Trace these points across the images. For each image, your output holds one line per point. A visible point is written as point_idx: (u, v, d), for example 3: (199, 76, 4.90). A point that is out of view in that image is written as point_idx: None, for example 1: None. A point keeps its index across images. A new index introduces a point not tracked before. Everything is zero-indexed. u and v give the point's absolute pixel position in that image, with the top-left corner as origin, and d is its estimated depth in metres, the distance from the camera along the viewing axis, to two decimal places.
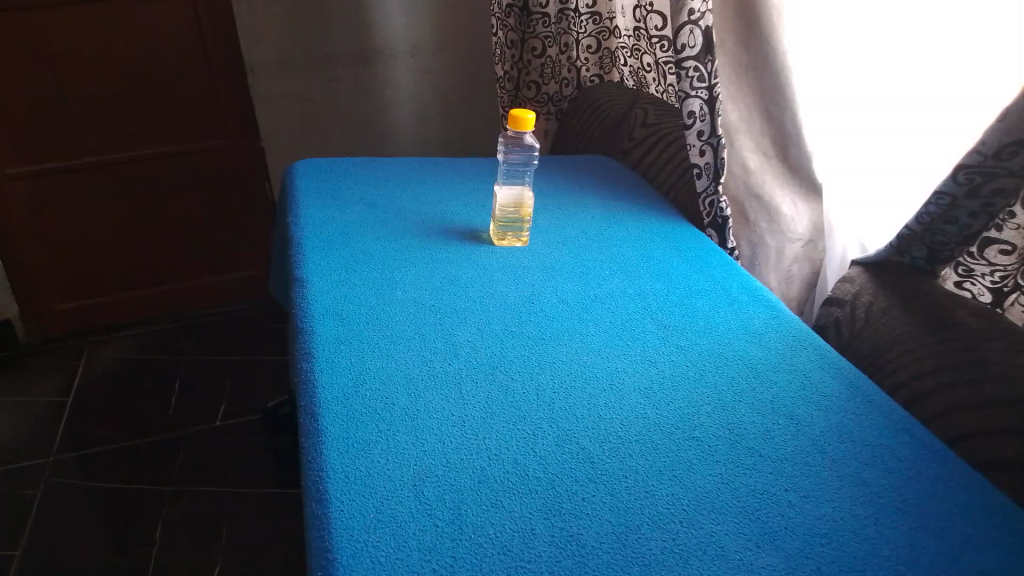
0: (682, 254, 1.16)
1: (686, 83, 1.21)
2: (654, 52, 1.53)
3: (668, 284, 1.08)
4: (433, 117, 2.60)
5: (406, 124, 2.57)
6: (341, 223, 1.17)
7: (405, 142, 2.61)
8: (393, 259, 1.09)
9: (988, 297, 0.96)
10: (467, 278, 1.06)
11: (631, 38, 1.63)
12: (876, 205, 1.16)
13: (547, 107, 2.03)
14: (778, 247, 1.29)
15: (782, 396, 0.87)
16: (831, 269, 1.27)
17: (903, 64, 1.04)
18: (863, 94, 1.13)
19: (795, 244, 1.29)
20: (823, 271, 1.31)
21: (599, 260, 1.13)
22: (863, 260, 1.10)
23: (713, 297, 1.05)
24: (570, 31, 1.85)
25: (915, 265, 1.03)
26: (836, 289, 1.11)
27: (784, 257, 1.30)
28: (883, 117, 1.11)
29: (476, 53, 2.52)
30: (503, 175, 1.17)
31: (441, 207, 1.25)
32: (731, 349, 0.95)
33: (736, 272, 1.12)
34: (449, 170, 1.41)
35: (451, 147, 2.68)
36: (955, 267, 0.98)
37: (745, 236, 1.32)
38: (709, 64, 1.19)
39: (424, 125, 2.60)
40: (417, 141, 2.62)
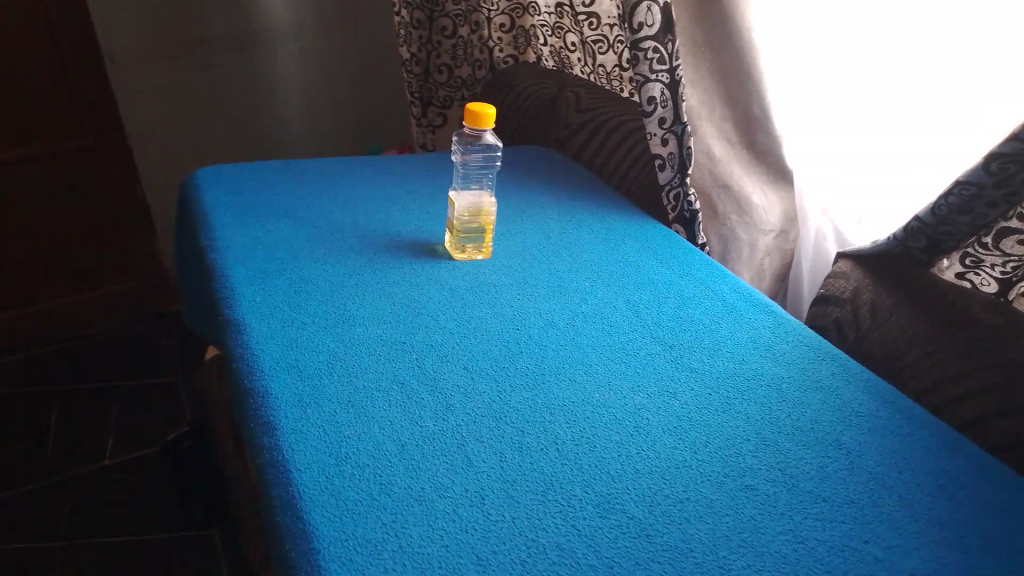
0: (662, 259, 1.05)
1: (643, 66, 1.09)
2: (580, 31, 1.40)
3: (658, 295, 0.97)
4: (324, 104, 2.37)
5: (296, 112, 2.33)
6: (268, 245, 0.98)
7: (296, 133, 2.37)
8: (339, 287, 0.92)
9: (995, 288, 0.87)
10: (434, 305, 0.90)
11: (553, 15, 1.49)
12: (854, 193, 1.07)
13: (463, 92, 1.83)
14: (750, 241, 1.19)
15: (820, 421, 0.77)
16: (807, 260, 1.18)
17: (875, 45, 0.95)
18: (831, 79, 1.03)
19: (767, 236, 1.19)
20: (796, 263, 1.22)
21: (575, 272, 1.00)
22: (854, 253, 1.02)
23: (710, 306, 0.95)
24: (482, 8, 1.66)
25: (910, 256, 0.93)
26: (830, 286, 1.03)
27: (756, 251, 1.20)
28: (856, 102, 1.01)
29: (369, 32, 2.32)
30: (460, 180, 1.02)
31: (378, 221, 1.08)
32: (749, 367, 0.85)
33: (723, 275, 1.02)
34: (379, 173, 1.23)
35: (348, 137, 2.47)
36: (960, 257, 0.90)
37: (714, 230, 1.21)
38: (669, 44, 1.08)
39: (316, 114, 2.37)
40: (309, 132, 2.39)
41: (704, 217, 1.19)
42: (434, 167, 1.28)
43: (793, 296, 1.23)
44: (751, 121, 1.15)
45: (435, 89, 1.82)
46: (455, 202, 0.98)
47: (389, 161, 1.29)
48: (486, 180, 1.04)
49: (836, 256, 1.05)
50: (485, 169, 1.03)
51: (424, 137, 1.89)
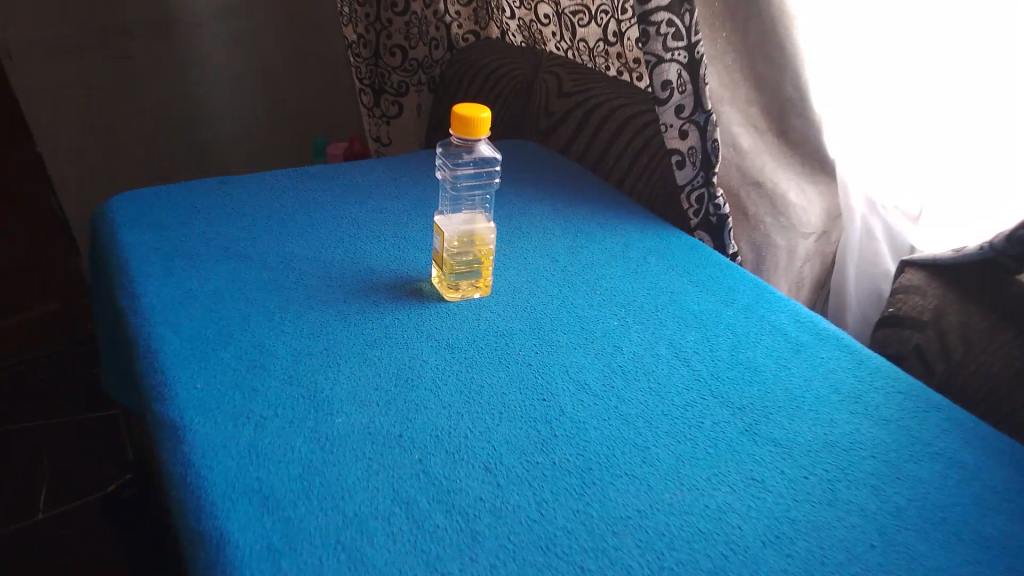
0: (698, 282, 0.86)
1: (656, 44, 0.90)
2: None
3: (705, 334, 0.78)
4: (259, 95, 2.12)
5: (227, 105, 2.07)
6: (206, 302, 0.76)
7: (227, 129, 2.11)
8: (304, 357, 0.70)
9: None
10: (430, 371, 0.70)
11: None
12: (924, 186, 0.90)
13: (418, 76, 1.58)
14: (789, 247, 1.00)
15: (952, 505, 0.60)
16: (854, 266, 1.01)
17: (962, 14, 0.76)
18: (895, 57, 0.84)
19: (807, 240, 1.01)
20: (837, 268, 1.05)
21: (599, 309, 0.81)
22: (924, 262, 0.85)
23: (770, 346, 0.77)
24: None
25: (999, 266, 0.76)
26: (901, 304, 0.85)
27: (794, 258, 1.01)
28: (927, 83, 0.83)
29: (304, 13, 2.08)
30: (450, 202, 0.82)
31: (343, 255, 0.86)
32: (839, 432, 0.67)
33: (774, 300, 0.84)
34: (335, 190, 1.01)
35: (286, 132, 2.23)
36: None
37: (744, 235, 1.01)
38: (687, 17, 0.88)
39: (249, 109, 2.12)
40: (241, 127, 2.13)
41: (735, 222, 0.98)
42: (400, 175, 1.07)
43: (835, 304, 1.06)
44: (784, 102, 0.97)
45: (386, 72, 1.56)
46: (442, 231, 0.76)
47: (343, 172, 1.07)
48: (476, 198, 0.83)
49: (901, 265, 0.88)
50: (476, 185, 0.83)
51: (377, 129, 1.64)
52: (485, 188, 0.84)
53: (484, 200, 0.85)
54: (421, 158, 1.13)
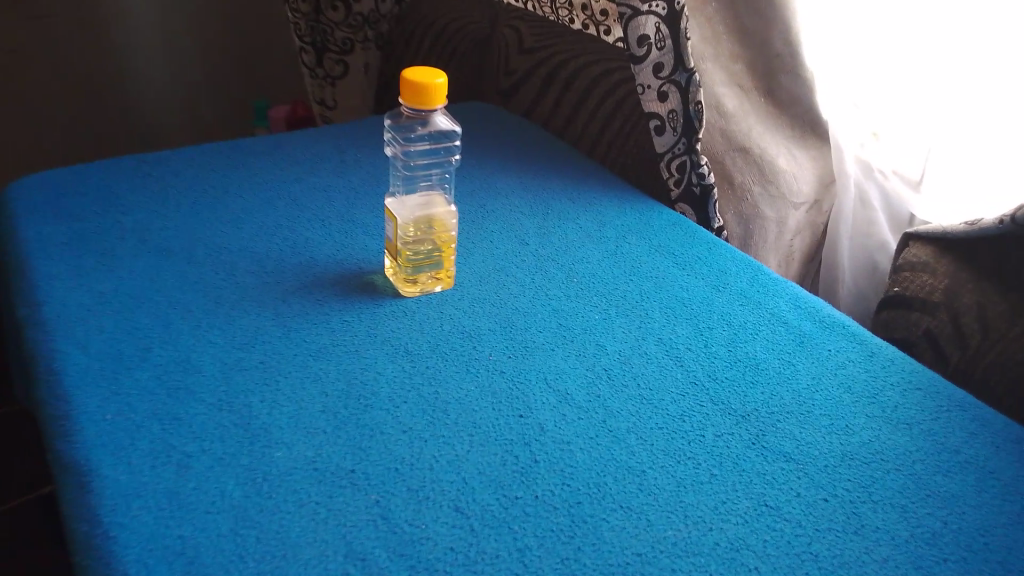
0: (685, 263, 0.77)
1: None
2: None
3: (697, 325, 0.69)
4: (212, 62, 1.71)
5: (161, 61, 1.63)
6: (121, 309, 0.65)
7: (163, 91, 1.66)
8: (236, 377, 0.59)
9: None
10: (386, 386, 0.60)
11: None
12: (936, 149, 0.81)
13: (363, 32, 1.46)
14: (780, 219, 0.92)
15: (992, 527, 0.53)
16: (848, 237, 0.94)
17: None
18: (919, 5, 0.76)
19: (799, 211, 0.92)
20: (829, 238, 0.97)
21: (576, 300, 0.71)
22: (930, 236, 0.76)
23: (770, 337, 0.68)
24: None
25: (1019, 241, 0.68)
26: (907, 285, 0.77)
27: (785, 231, 0.93)
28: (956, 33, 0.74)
29: None
30: (403, 179, 0.72)
31: (282, 245, 0.75)
32: (857, 440, 0.59)
33: (770, 283, 0.75)
34: (272, 167, 0.89)
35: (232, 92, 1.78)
36: None
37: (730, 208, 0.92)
38: None
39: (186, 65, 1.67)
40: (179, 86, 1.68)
41: (720, 193, 0.89)
42: (347, 147, 0.95)
43: (828, 278, 0.98)
44: (772, 58, 0.87)
45: (329, 29, 1.42)
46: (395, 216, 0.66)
47: (281, 145, 0.95)
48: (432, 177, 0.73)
49: (903, 239, 0.79)
50: (433, 159, 0.73)
51: (321, 91, 1.48)
52: (442, 166, 0.73)
53: (441, 179, 0.74)
54: (371, 126, 1.01)
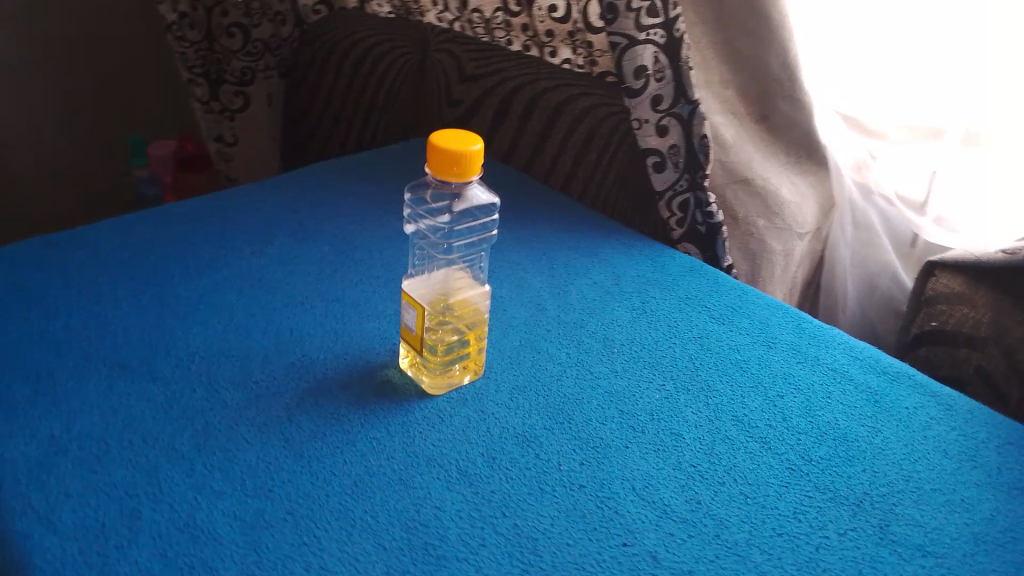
0: (722, 318, 0.70)
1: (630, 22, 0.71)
2: None
3: (765, 394, 0.62)
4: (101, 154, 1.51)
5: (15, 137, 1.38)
6: (85, 458, 0.51)
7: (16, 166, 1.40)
8: (263, 541, 0.46)
9: None
10: (454, 525, 0.49)
11: None
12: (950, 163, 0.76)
13: (264, 60, 1.28)
14: (788, 252, 0.86)
15: None
16: (851, 261, 0.90)
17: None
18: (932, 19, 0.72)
19: (804, 242, 0.88)
20: (827, 263, 0.94)
21: (628, 376, 0.62)
22: (955, 265, 0.73)
23: (843, 400, 0.62)
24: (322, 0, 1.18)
25: None
26: (946, 319, 0.74)
27: (791, 263, 0.88)
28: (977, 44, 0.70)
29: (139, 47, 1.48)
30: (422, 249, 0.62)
31: (263, 342, 0.62)
32: (981, 517, 0.53)
33: (817, 333, 0.69)
34: (218, 237, 0.75)
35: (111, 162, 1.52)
36: None
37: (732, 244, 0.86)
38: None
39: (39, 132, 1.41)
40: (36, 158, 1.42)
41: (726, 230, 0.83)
42: (299, 204, 0.82)
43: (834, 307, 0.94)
44: (767, 82, 0.81)
45: (226, 58, 1.25)
46: (420, 309, 0.55)
47: (219, 207, 0.80)
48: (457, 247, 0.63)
49: (925, 269, 0.76)
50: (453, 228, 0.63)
51: (217, 126, 1.30)
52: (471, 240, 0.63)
53: (468, 261, 0.63)
54: (317, 177, 0.88)
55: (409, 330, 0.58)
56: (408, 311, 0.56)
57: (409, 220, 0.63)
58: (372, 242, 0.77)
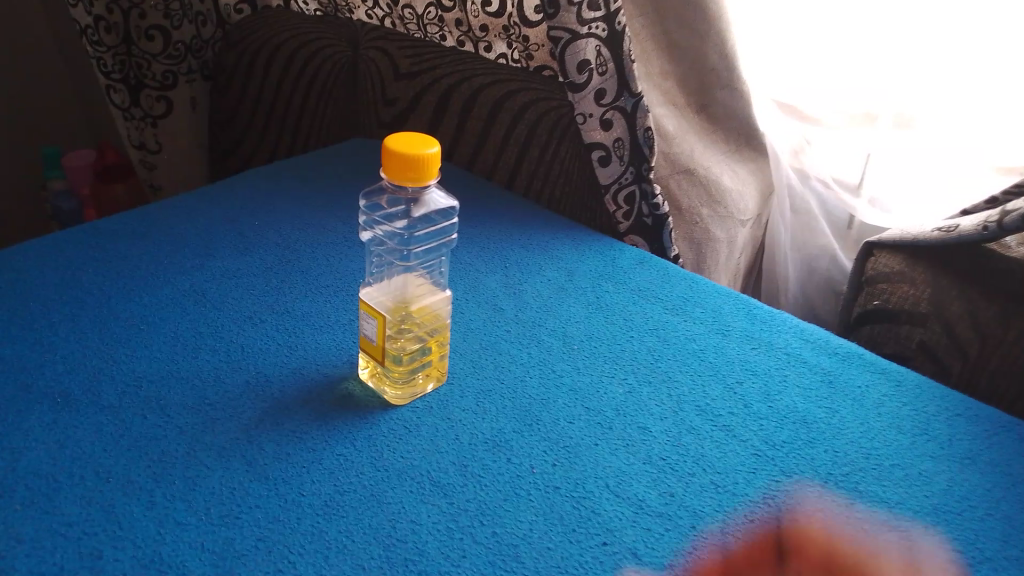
0: (675, 308, 0.71)
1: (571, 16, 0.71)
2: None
3: (725, 382, 0.62)
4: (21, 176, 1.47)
5: None
6: (36, 499, 0.48)
7: None
8: (236, 571, 0.45)
9: None
10: (432, 537, 0.48)
11: None
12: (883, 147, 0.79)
13: (186, 63, 1.24)
14: (730, 239, 0.88)
15: None
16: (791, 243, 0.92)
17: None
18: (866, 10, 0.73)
19: (746, 227, 0.89)
20: (768, 247, 0.96)
21: (591, 372, 0.62)
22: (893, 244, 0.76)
23: (800, 383, 0.63)
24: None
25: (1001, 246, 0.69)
26: (889, 297, 0.76)
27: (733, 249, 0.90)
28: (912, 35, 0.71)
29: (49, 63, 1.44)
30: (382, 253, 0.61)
31: (214, 362, 0.60)
32: (940, 489, 0.55)
33: (769, 318, 0.70)
34: (155, 252, 0.72)
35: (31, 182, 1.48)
36: None
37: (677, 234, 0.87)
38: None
39: None
40: None
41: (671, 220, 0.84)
42: (238, 213, 0.80)
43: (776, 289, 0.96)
44: (706, 75, 0.83)
45: (146, 61, 1.19)
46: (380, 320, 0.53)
47: (153, 220, 0.77)
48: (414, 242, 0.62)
49: (864, 251, 0.79)
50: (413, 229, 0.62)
51: (140, 133, 1.25)
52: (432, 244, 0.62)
53: (428, 268, 0.62)
54: (254, 184, 0.86)
55: (369, 340, 0.56)
56: (367, 321, 0.55)
57: (366, 226, 0.62)
58: (318, 250, 0.75)
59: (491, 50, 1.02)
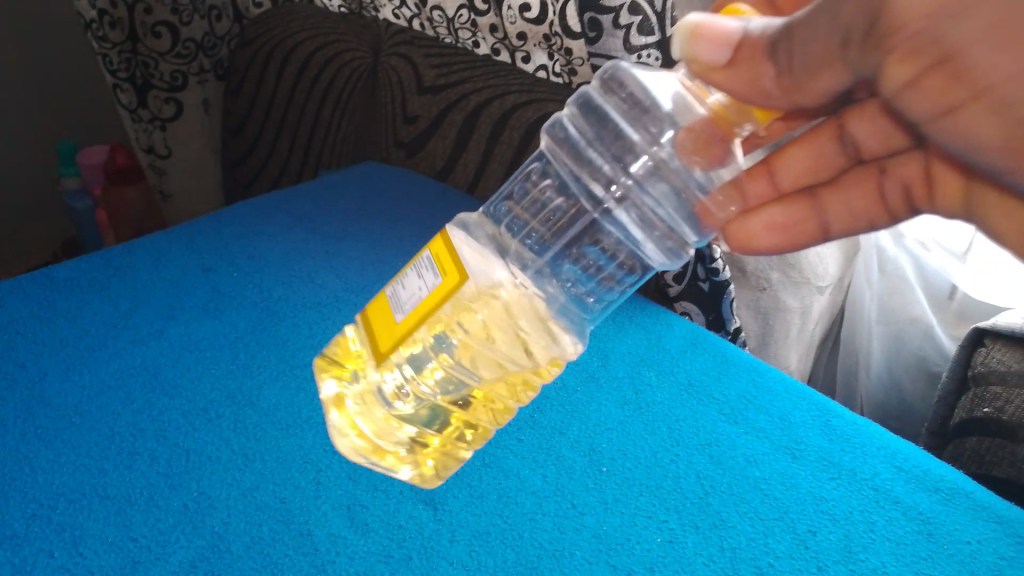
0: (733, 415, 0.57)
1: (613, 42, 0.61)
2: None
3: (793, 530, 0.48)
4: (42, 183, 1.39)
5: None
6: None
7: None
8: None
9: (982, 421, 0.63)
10: None
11: None
12: None
13: (197, 61, 1.13)
14: (804, 312, 0.75)
15: None
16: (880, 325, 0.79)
17: None
18: None
19: (822, 297, 0.76)
20: (853, 318, 0.84)
21: (621, 510, 0.49)
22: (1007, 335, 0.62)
23: (890, 537, 0.48)
24: None
25: None
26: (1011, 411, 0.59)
27: (806, 321, 0.77)
28: None
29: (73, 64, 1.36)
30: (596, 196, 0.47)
31: (153, 476, 0.49)
32: None
33: (851, 433, 0.56)
34: (109, 315, 0.62)
35: (50, 189, 1.40)
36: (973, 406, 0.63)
37: (742, 304, 0.74)
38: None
39: None
40: None
41: (738, 286, 0.71)
42: (218, 261, 0.69)
43: (867, 373, 0.83)
44: None
45: (153, 60, 1.08)
46: (452, 282, 0.34)
47: (119, 271, 0.67)
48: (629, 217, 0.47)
49: (975, 337, 0.64)
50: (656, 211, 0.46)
51: (149, 138, 1.15)
52: (619, 269, 0.50)
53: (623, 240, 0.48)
54: (239, 223, 0.75)
55: (396, 306, 0.37)
56: (426, 277, 0.36)
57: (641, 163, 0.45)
58: (302, 312, 0.64)
59: (528, 61, 0.89)
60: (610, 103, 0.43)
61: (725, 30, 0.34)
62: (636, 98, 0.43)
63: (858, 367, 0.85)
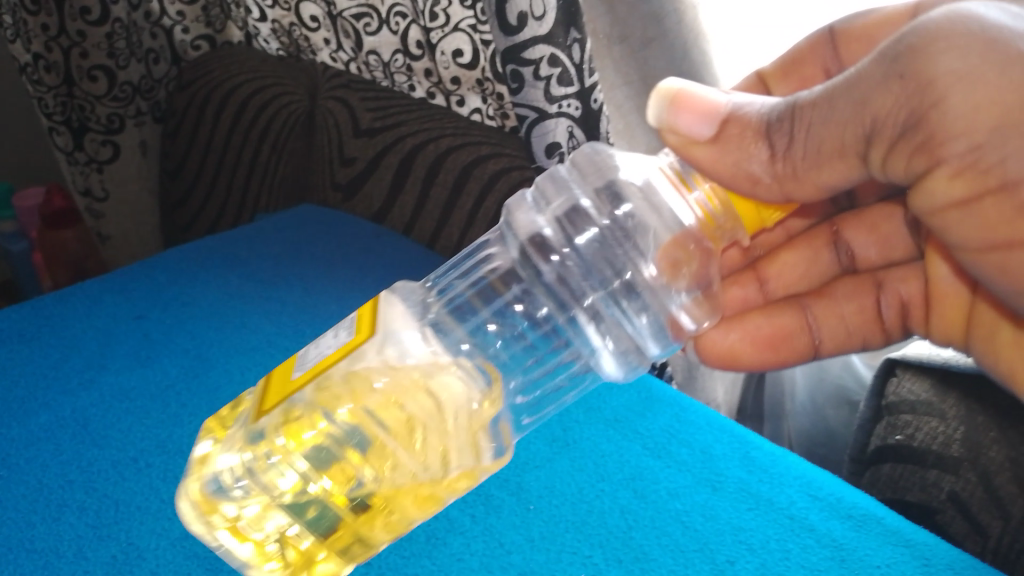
0: (657, 449, 0.59)
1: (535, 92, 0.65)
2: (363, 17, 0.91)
3: (713, 561, 0.50)
4: None
5: None
6: None
7: None
8: None
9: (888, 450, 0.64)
10: None
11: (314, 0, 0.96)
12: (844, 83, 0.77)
13: (134, 104, 1.13)
14: None
15: None
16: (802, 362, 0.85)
17: None
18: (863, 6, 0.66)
19: None
20: None
21: (548, 547, 0.50)
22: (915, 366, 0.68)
23: (804, 564, 0.50)
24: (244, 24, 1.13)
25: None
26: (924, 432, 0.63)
27: None
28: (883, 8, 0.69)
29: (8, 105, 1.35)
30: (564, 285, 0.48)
31: (80, 527, 0.49)
32: None
33: (769, 464, 0.58)
34: (39, 365, 0.62)
35: None
36: (881, 433, 0.66)
37: None
38: (576, 49, 0.63)
39: None
40: None
41: None
42: (151, 307, 0.69)
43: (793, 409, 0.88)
44: None
45: (89, 104, 1.08)
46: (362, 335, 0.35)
47: (49, 320, 0.67)
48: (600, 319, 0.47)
49: (887, 367, 0.69)
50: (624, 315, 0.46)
51: (85, 179, 1.15)
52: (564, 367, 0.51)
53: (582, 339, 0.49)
54: (174, 269, 0.75)
55: (298, 365, 0.36)
56: (338, 337, 0.36)
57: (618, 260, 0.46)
58: (235, 358, 0.64)
59: (463, 104, 0.91)
60: (575, 181, 0.45)
61: (711, 107, 0.41)
62: (601, 179, 0.45)
63: (784, 400, 0.89)
